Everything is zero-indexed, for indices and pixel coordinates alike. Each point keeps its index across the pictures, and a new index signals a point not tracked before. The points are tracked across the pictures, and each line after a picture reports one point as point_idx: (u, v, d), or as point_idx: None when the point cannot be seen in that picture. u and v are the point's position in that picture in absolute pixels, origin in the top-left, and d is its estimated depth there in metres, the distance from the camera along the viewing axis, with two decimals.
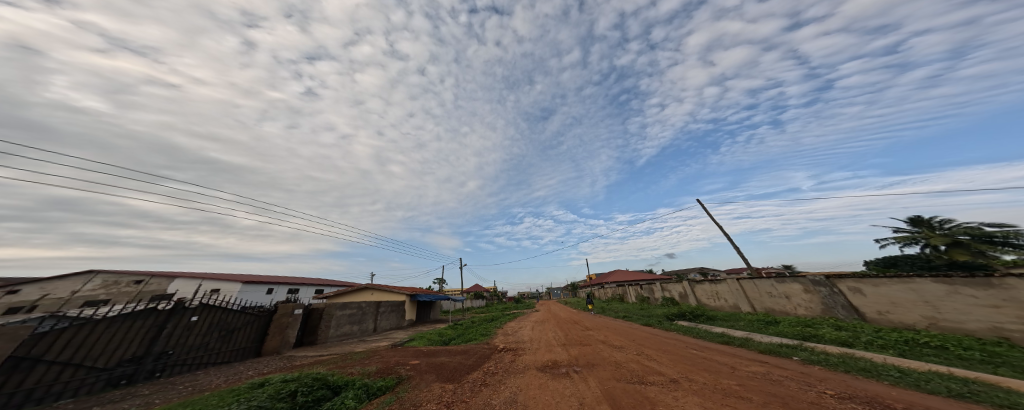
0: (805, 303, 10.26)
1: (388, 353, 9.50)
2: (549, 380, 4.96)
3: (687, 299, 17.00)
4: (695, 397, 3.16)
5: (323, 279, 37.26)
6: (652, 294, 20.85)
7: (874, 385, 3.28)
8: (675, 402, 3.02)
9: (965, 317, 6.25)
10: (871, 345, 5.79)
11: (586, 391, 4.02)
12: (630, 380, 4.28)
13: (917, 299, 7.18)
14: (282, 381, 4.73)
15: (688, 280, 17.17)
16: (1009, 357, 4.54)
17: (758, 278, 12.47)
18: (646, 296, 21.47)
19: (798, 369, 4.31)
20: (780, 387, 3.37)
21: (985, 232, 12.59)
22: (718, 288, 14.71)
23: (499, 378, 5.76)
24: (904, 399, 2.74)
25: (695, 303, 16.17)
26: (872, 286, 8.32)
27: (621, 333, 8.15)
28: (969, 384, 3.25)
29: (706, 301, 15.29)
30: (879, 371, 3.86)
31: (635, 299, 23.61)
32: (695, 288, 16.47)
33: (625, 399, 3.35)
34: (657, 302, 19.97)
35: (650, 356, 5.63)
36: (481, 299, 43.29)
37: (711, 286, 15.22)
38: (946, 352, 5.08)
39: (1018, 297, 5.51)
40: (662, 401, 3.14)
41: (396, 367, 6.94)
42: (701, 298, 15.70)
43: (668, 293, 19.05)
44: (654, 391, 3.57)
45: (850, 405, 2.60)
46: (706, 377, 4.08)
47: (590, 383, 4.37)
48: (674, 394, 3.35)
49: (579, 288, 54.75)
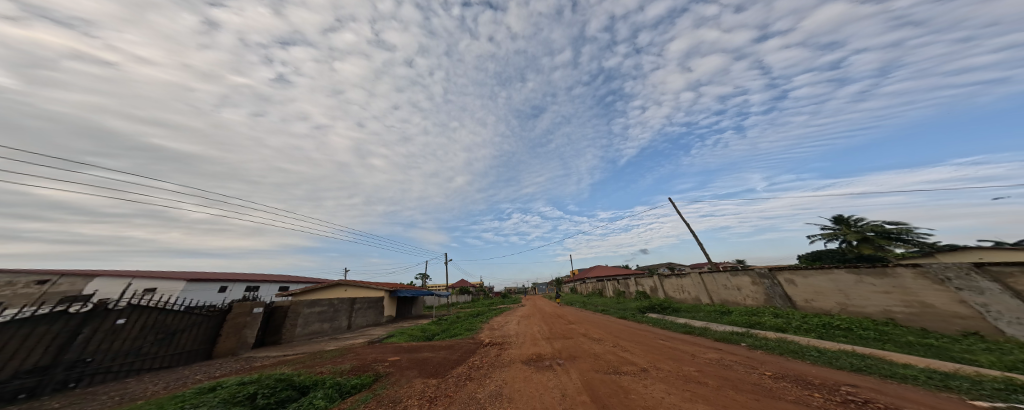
0: (752, 294, 11.77)
1: (365, 352, 9.17)
2: (534, 373, 5.28)
3: (657, 293, 18.61)
4: (662, 384, 3.62)
5: (288, 276, 34.58)
6: (628, 289, 22.37)
7: (801, 365, 4.02)
8: (645, 390, 3.43)
9: (866, 302, 7.72)
10: (799, 329, 6.94)
11: (568, 382, 4.39)
12: (607, 370, 4.71)
13: (834, 288, 8.66)
14: (239, 384, 4.46)
15: (658, 275, 18.72)
16: (892, 334, 5.79)
17: (716, 272, 13.96)
18: (622, 290, 23.03)
19: (745, 354, 5.06)
20: (730, 370, 3.98)
21: (883, 229, 15.40)
22: (683, 281, 16.23)
23: (484, 372, 5.97)
24: (821, 375, 3.40)
25: (663, 296, 17.75)
26: (805, 279, 9.68)
27: (603, 326, 8.85)
28: (865, 359, 4.11)
29: (673, 294, 16.88)
30: (804, 352, 4.69)
31: (612, 293, 25.13)
32: (663, 282, 18.00)
33: (603, 389, 3.71)
34: (631, 295, 21.56)
35: (625, 348, 6.18)
36: (467, 295, 43.00)
37: (678, 280, 16.75)
38: (850, 332, 6.29)
39: (904, 284, 6.94)
40: (635, 388, 3.55)
41: (371, 365, 6.74)
42: (669, 292, 17.30)
43: (641, 287, 20.64)
44: (627, 380, 3.99)
45: (782, 383, 3.19)
46: (670, 365, 4.65)
47: (572, 375, 4.73)
48: (644, 382, 3.79)
49: (563, 283, 56.89)
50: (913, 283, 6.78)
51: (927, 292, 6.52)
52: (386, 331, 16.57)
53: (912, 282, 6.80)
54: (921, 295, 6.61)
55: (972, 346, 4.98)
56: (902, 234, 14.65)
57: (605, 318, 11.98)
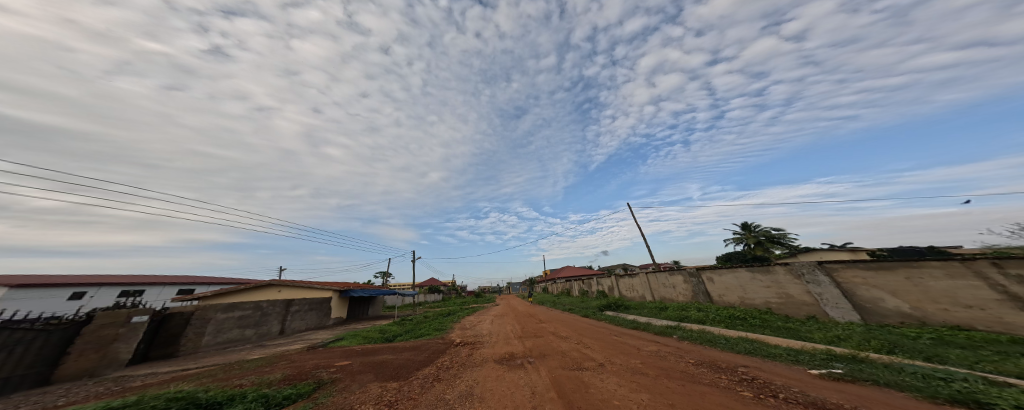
0: (683, 290, 14.22)
1: (302, 357, 8.28)
2: (505, 372, 5.61)
3: (613, 292, 20.94)
4: (615, 376, 4.29)
5: (203, 277, 28.57)
6: (590, 288, 24.59)
7: (715, 352, 5.25)
8: (602, 383, 4.04)
9: (755, 295, 10.14)
10: (713, 321, 8.81)
11: (537, 380, 4.82)
12: (571, 366, 5.31)
13: (736, 284, 11.13)
14: (109, 408, 3.57)
15: (615, 276, 21.03)
16: (770, 320, 7.81)
17: (658, 272, 16.40)
18: (586, 290, 25.22)
19: (676, 345, 6.28)
20: (666, 360, 4.93)
21: (769, 235, 20.27)
22: (633, 281, 18.63)
23: (454, 372, 6.07)
24: (727, 360, 4.51)
25: (618, 295, 20.06)
26: (719, 276, 12.11)
27: (570, 324, 9.74)
28: (754, 344, 5.56)
29: (626, 293, 19.22)
30: (716, 340, 6.08)
31: (578, 293, 27.14)
32: (619, 281, 20.30)
33: (567, 385, 4.23)
34: (593, 295, 23.78)
35: (587, 344, 6.95)
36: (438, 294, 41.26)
37: (629, 280, 19.13)
38: (745, 321, 8.24)
39: (778, 280, 9.37)
40: (593, 383, 4.14)
41: (313, 373, 6.16)
42: (623, 291, 19.63)
43: (601, 287, 22.89)
44: (587, 375, 4.59)
45: (700, 369, 4.14)
46: (621, 359, 5.47)
47: (541, 373, 5.20)
48: (601, 376, 4.43)
49: (536, 283, 58.87)
50: (783, 278, 9.22)
51: (790, 286, 8.96)
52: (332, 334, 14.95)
53: (783, 277, 9.24)
54: (788, 288, 9.03)
55: (813, 327, 7.08)
56: (779, 239, 19.47)
57: (569, 317, 13.05)
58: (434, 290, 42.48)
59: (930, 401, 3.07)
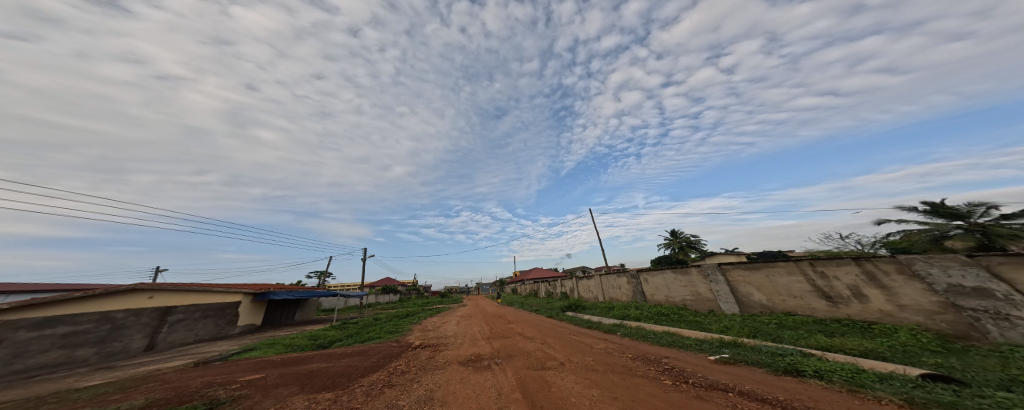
0: (626, 291, 16.52)
1: (184, 375, 6.18)
2: (472, 374, 5.80)
3: (573, 293, 22.89)
4: (572, 374, 4.99)
5: (35, 287, 20.55)
6: (556, 290, 26.33)
7: (648, 347, 6.62)
8: (561, 382, 4.65)
9: (675, 293, 12.61)
10: (646, 317, 10.69)
11: (503, 381, 5.16)
12: (535, 366, 5.85)
13: (662, 284, 13.54)
14: None
15: (575, 278, 22.93)
16: (686, 315, 9.91)
17: (608, 274, 18.58)
18: (551, 291, 26.87)
19: (619, 341, 7.55)
20: (611, 355, 6.00)
21: (687, 241, 25.04)
22: (590, 282, 20.71)
23: (412, 376, 5.91)
24: (657, 355, 5.80)
25: (578, 296, 22.02)
26: (651, 277, 14.27)
27: (538, 324, 10.41)
28: (673, 339, 7.19)
29: (584, 294, 21.15)
30: (647, 336, 7.59)
31: (544, 294, 28.59)
32: (578, 283, 22.31)
33: (532, 385, 4.73)
34: (557, 295, 25.53)
35: (550, 345, 7.61)
36: (396, 294, 38.19)
37: (587, 281, 21.21)
38: (669, 317, 10.21)
39: (691, 279, 11.82)
40: (554, 381, 4.72)
41: (200, 393, 4.70)
42: (581, 292, 21.61)
43: (564, 288, 24.72)
44: (549, 374, 5.19)
45: (635, 363, 5.23)
46: (577, 357, 6.30)
47: (508, 374, 5.57)
48: (561, 374, 5.06)
49: (506, 283, 60.37)
50: (693, 277, 11.76)
51: (697, 283, 11.51)
52: (236, 345, 12.12)
53: (693, 275, 11.76)
54: (699, 287, 11.44)
55: (712, 319, 9.27)
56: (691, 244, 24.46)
57: (533, 317, 13.83)
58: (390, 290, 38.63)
59: (775, 374, 4.50)
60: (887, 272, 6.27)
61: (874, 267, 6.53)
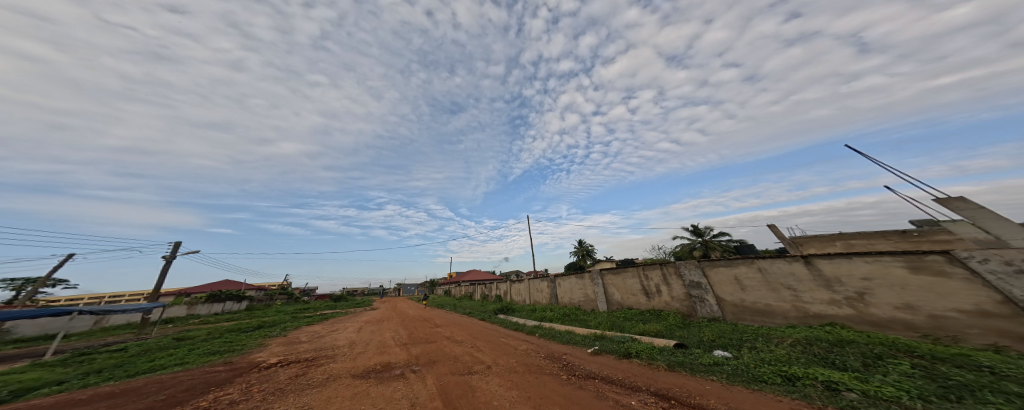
0: (544, 294, 17.95)
1: None
2: (379, 385, 4.86)
3: (507, 296, 23.35)
4: (495, 377, 5.11)
5: None
6: (491, 292, 26.34)
7: (559, 346, 7.55)
8: (486, 385, 4.66)
9: (573, 295, 14.64)
10: (550, 317, 12.19)
11: (420, 390, 4.46)
12: (460, 372, 5.59)
13: (568, 289, 15.23)
14: None
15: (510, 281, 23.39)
16: (577, 315, 11.74)
17: (534, 280, 19.66)
18: (487, 294, 26.56)
19: (534, 342, 8.27)
20: (527, 354, 6.66)
21: (589, 250, 30.07)
22: (521, 286, 21.57)
23: (274, 399, 3.98)
24: (563, 352, 6.79)
25: (512, 299, 22.55)
26: (563, 280, 15.83)
27: (471, 328, 10.15)
28: (572, 335, 8.49)
29: (517, 298, 21.74)
30: (556, 335, 8.68)
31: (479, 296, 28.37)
32: (512, 287, 22.87)
33: (455, 391, 4.47)
34: (492, 298, 25.60)
35: (479, 348, 7.50)
36: (234, 303, 29.17)
37: (519, 285, 22.03)
38: (568, 317, 11.67)
39: (579, 283, 14.02)
40: (479, 386, 4.68)
41: None
42: (514, 296, 22.26)
43: (499, 291, 25.06)
44: (475, 379, 5.10)
45: (539, 359, 6.18)
46: (501, 359, 6.45)
47: (427, 381, 5.00)
48: (486, 378, 5.07)
49: (436, 285, 57.95)
50: (579, 282, 14.04)
51: (582, 285, 13.79)
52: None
53: (579, 281, 14.06)
54: (587, 289, 13.47)
55: (587, 317, 11.08)
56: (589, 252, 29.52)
57: (455, 320, 13.14)
58: (222, 297, 28.05)
59: (619, 358, 5.58)
60: (667, 274, 9.44)
61: (665, 269, 9.59)
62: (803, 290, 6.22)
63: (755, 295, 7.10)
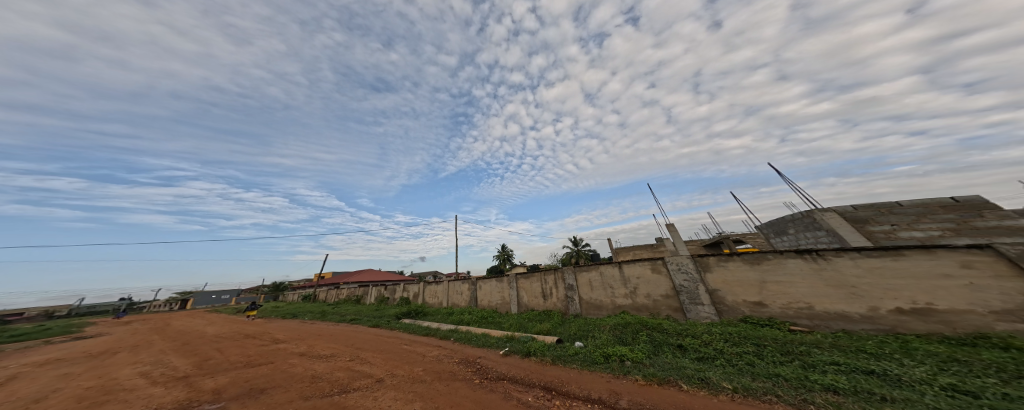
0: (464, 296, 17.07)
1: None
2: None
3: (417, 298, 20.89)
4: (390, 391, 3.79)
5: None
6: (392, 295, 22.87)
7: (477, 351, 7.00)
8: (372, 402, 3.35)
9: (491, 296, 14.61)
10: (465, 320, 11.73)
11: None
12: (325, 393, 3.82)
13: (490, 292, 14.93)
14: None
15: (423, 282, 21.09)
16: (494, 317, 11.68)
17: (454, 282, 18.45)
18: (385, 297, 23.00)
19: (450, 347, 7.32)
20: (440, 362, 5.69)
21: (509, 255, 31.60)
22: (437, 288, 19.77)
23: None
24: (479, 356, 6.26)
25: (422, 302, 20.39)
26: (484, 283, 15.54)
27: (342, 339, 8.37)
28: (481, 338, 8.11)
29: (428, 300, 19.85)
30: (472, 339, 8.10)
31: (375, 299, 24.24)
32: (425, 289, 20.67)
33: None
34: (393, 301, 22.31)
35: (361, 361, 5.87)
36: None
37: (433, 287, 20.12)
38: (484, 320, 11.36)
39: (495, 286, 14.30)
40: (358, 404, 3.30)
41: None
42: (427, 298, 20.10)
43: (405, 293, 22.14)
44: (352, 398, 3.58)
45: (461, 366, 5.36)
46: (402, 369, 5.15)
47: None
48: (372, 394, 3.67)
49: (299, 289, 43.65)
50: (498, 285, 14.18)
51: (498, 288, 14.08)
52: None
53: (497, 285, 14.23)
54: (505, 292, 13.72)
55: (498, 319, 11.24)
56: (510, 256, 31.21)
57: (310, 332, 10.09)
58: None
59: (519, 358, 5.66)
60: (553, 281, 10.83)
61: (553, 275, 10.96)
62: (616, 291, 8.79)
63: (593, 294, 9.33)
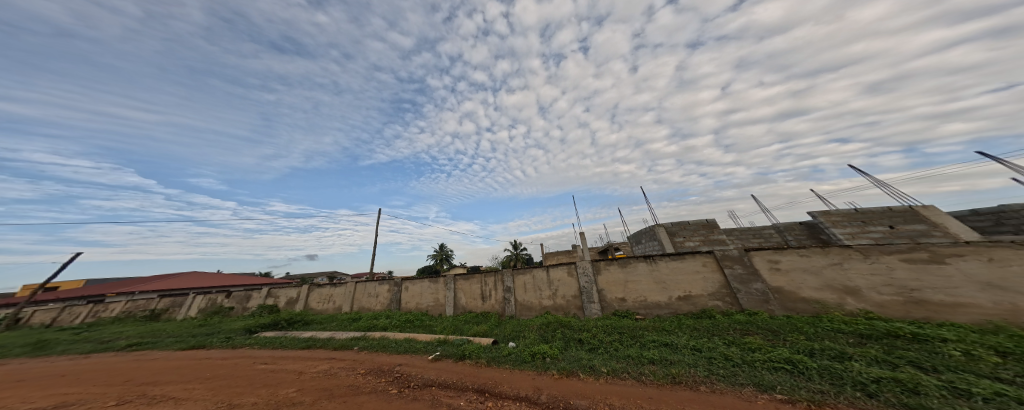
0: (381, 299, 14.53)
1: None
2: None
3: (293, 305, 16.22)
4: None
5: None
6: (241, 304, 17.07)
7: (391, 358, 5.85)
8: None
9: (420, 298, 13.06)
10: (380, 326, 9.89)
11: None
12: None
13: (417, 293, 13.32)
14: None
15: (309, 285, 16.73)
16: (420, 320, 10.38)
17: (367, 283, 15.42)
18: (224, 307, 16.93)
19: (351, 359, 5.84)
20: (334, 377, 4.36)
21: (444, 255, 29.49)
22: (333, 291, 16.06)
23: None
24: (387, 364, 5.18)
25: (301, 308, 15.98)
26: (411, 284, 13.71)
27: (127, 374, 5.20)
28: (393, 344, 6.80)
29: (315, 305, 15.90)
30: (387, 345, 6.78)
31: (199, 313, 17.12)
32: (312, 292, 16.35)
33: None
34: (242, 312, 16.76)
35: (167, 397, 3.69)
36: None
37: (328, 290, 16.18)
38: (404, 325, 9.86)
39: (427, 287, 12.85)
40: None
41: None
42: (311, 303, 16.01)
43: (272, 300, 16.83)
44: None
45: (363, 378, 4.27)
46: (256, 396, 3.57)
47: None
48: None
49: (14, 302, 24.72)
50: (431, 286, 12.77)
51: (430, 289, 12.70)
52: None
53: (430, 285, 12.82)
54: (439, 293, 12.48)
55: (428, 322, 10.06)
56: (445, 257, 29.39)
57: (32, 377, 5.62)
58: None
59: (454, 362, 4.97)
60: (489, 283, 10.60)
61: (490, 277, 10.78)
62: (542, 294, 9.18)
63: (524, 294, 9.51)
